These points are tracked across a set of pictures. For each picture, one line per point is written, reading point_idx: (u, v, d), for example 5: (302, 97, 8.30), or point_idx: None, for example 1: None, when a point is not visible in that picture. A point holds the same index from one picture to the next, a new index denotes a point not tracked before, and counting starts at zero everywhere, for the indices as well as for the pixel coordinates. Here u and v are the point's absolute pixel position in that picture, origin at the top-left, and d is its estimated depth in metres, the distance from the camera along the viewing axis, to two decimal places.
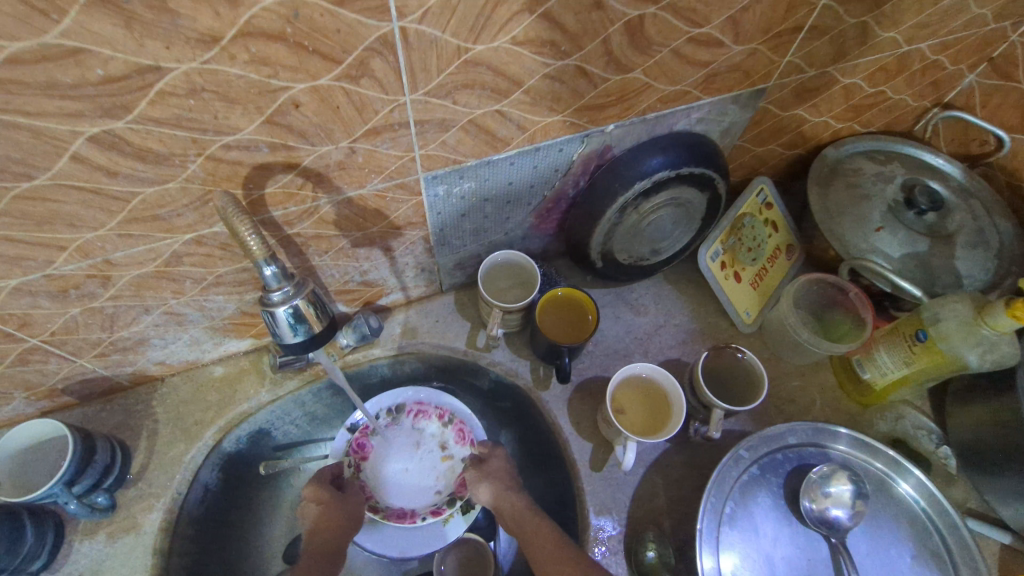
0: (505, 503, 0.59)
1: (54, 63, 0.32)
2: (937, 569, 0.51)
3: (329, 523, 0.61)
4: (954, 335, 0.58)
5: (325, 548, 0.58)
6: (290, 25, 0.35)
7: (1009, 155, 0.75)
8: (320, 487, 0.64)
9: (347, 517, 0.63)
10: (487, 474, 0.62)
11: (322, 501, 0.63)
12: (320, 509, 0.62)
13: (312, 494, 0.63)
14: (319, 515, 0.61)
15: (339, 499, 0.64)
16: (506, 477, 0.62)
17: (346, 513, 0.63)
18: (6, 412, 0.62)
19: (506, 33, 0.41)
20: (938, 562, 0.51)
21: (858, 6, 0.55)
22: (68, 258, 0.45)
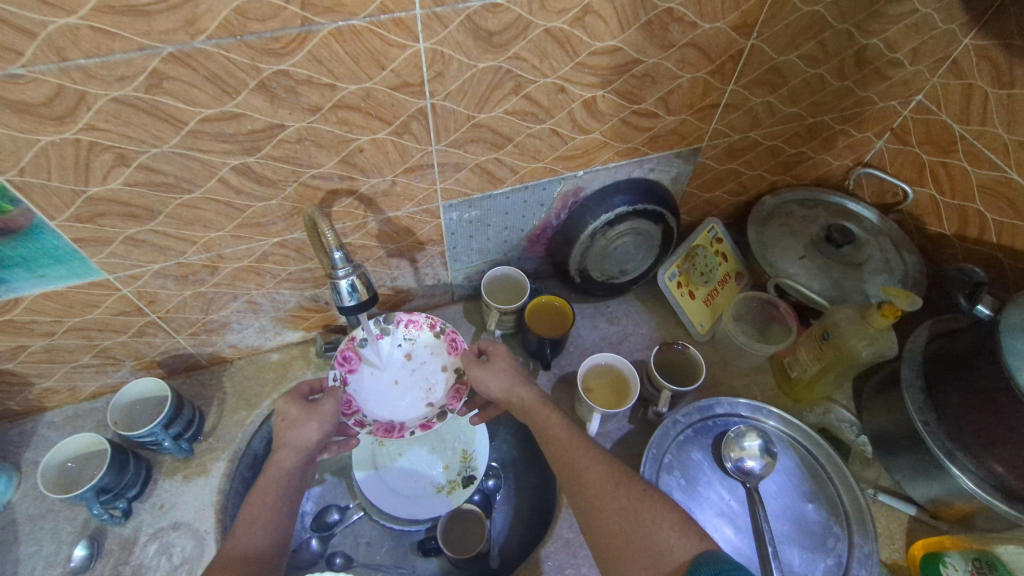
0: (516, 398, 0.69)
1: (224, 121, 0.53)
2: (827, 505, 0.70)
3: (287, 450, 0.64)
4: (852, 335, 0.75)
5: (284, 473, 0.63)
6: (363, 101, 0.56)
7: (913, 203, 0.93)
8: (292, 401, 0.68)
9: (317, 430, 0.67)
10: (498, 372, 0.71)
11: (288, 415, 0.67)
12: (286, 424, 0.66)
13: (282, 409, 0.67)
14: (285, 429, 0.66)
15: (307, 413, 0.67)
16: (514, 376, 0.71)
17: (313, 427, 0.67)
18: (116, 377, 0.80)
19: (501, 106, 0.63)
20: (828, 500, 0.70)
21: (759, 89, 0.76)
22: (196, 251, 0.66)
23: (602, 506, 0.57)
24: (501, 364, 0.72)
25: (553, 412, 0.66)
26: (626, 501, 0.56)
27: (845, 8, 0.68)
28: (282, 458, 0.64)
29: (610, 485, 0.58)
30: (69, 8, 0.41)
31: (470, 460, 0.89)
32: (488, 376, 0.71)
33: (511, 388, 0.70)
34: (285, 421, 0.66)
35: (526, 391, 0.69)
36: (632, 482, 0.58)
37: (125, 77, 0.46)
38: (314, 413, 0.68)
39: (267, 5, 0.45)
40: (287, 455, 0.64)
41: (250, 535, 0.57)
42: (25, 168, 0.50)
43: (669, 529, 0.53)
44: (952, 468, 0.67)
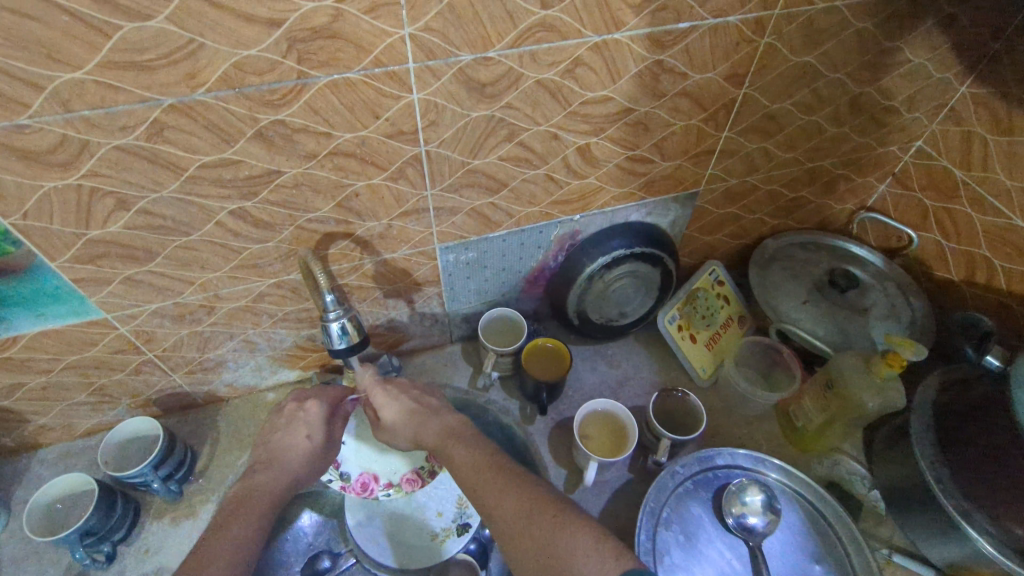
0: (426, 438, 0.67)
1: (223, 167, 0.54)
2: (837, 568, 0.68)
3: (280, 466, 0.67)
4: (857, 384, 0.73)
5: (277, 492, 0.65)
6: (358, 148, 0.57)
7: (918, 248, 0.91)
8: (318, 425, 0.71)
9: (324, 456, 0.72)
10: (398, 421, 0.69)
11: (311, 436, 0.70)
12: (305, 445, 0.69)
13: (307, 429, 0.70)
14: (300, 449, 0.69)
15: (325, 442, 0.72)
16: (406, 421, 0.69)
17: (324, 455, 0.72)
18: (111, 415, 0.80)
19: (494, 153, 0.64)
20: (837, 562, 0.68)
21: (755, 136, 0.77)
22: (193, 291, 0.66)
23: (516, 533, 0.54)
24: (395, 420, 0.69)
25: (459, 447, 0.63)
26: (539, 531, 0.53)
27: (836, 58, 0.69)
28: (276, 478, 0.66)
29: (522, 515, 0.55)
30: (75, 64, 0.43)
31: (465, 506, 0.84)
32: (393, 436, 0.70)
33: (413, 432, 0.68)
34: (302, 428, 0.70)
35: (424, 434, 0.67)
36: (543, 509, 0.55)
37: (127, 127, 0.48)
38: (326, 444, 0.72)
39: (265, 60, 0.47)
40: (280, 476, 0.66)
41: (235, 538, 0.58)
42: (28, 212, 0.51)
43: (584, 552, 0.50)
44: (969, 528, 0.61)
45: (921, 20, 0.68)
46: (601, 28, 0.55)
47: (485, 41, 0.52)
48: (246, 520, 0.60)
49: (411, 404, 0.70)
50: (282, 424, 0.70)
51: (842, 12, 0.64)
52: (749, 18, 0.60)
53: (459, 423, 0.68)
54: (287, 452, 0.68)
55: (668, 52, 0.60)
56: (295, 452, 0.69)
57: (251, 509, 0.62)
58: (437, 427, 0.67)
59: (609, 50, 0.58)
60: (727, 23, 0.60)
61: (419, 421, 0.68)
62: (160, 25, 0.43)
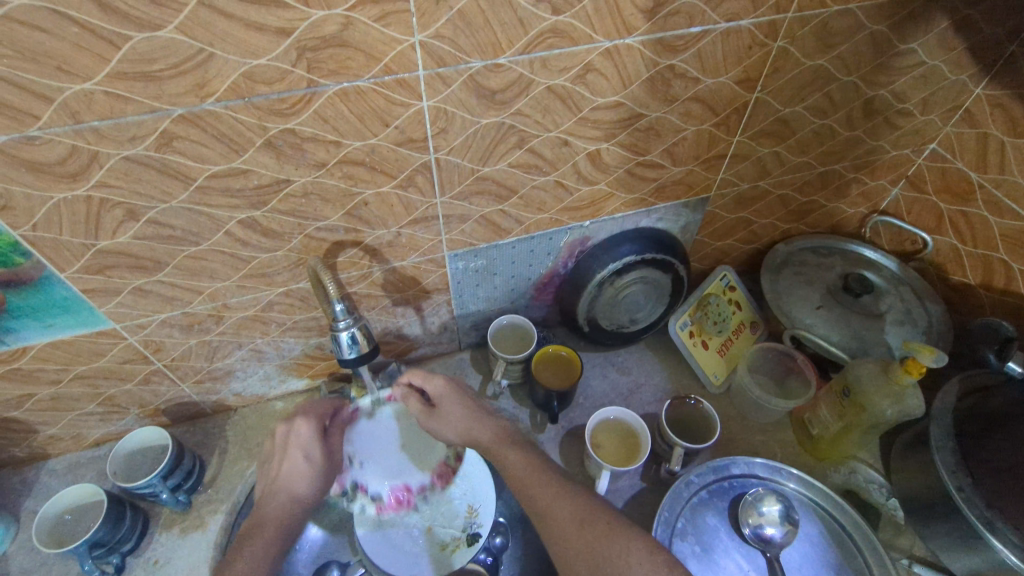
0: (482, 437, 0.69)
1: (232, 177, 0.54)
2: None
3: (284, 492, 0.70)
4: (874, 391, 0.72)
5: (285, 516, 0.69)
6: (368, 157, 0.57)
7: (933, 251, 0.90)
8: (314, 446, 0.73)
9: (325, 475, 0.74)
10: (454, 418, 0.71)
11: (309, 459, 0.72)
12: (303, 468, 0.71)
13: (303, 452, 0.72)
14: (299, 473, 0.71)
15: (324, 462, 0.74)
16: (461, 418, 0.71)
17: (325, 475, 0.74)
18: (120, 425, 0.80)
19: (504, 160, 0.63)
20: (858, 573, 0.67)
21: (767, 140, 0.76)
22: (201, 300, 0.66)
23: (566, 537, 0.55)
24: (448, 410, 0.71)
25: (514, 450, 0.66)
26: (591, 538, 0.54)
27: (849, 61, 0.69)
28: (279, 503, 0.69)
29: (575, 521, 0.56)
30: (84, 75, 0.43)
31: (475, 515, 0.79)
32: (442, 428, 0.70)
33: (466, 428, 0.70)
34: (297, 451, 0.72)
35: (480, 430, 0.69)
36: (594, 518, 0.56)
37: (135, 138, 0.48)
38: (325, 464, 0.74)
39: (275, 69, 0.47)
40: (283, 502, 0.70)
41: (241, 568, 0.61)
42: (38, 224, 0.51)
43: (637, 561, 0.51)
44: (993, 539, 0.58)
45: (936, 22, 0.67)
46: (612, 34, 0.55)
47: (496, 48, 0.52)
48: (252, 549, 0.64)
49: (466, 400, 0.72)
50: (278, 450, 0.72)
51: (856, 15, 0.63)
52: (762, 21, 0.60)
53: (506, 426, 0.71)
54: (287, 480, 0.71)
55: (680, 56, 0.59)
56: (294, 477, 0.71)
57: (259, 538, 0.65)
58: (494, 429, 0.69)
59: (621, 56, 0.57)
60: (740, 27, 0.59)
61: (476, 420, 0.70)
62: (169, 36, 0.42)
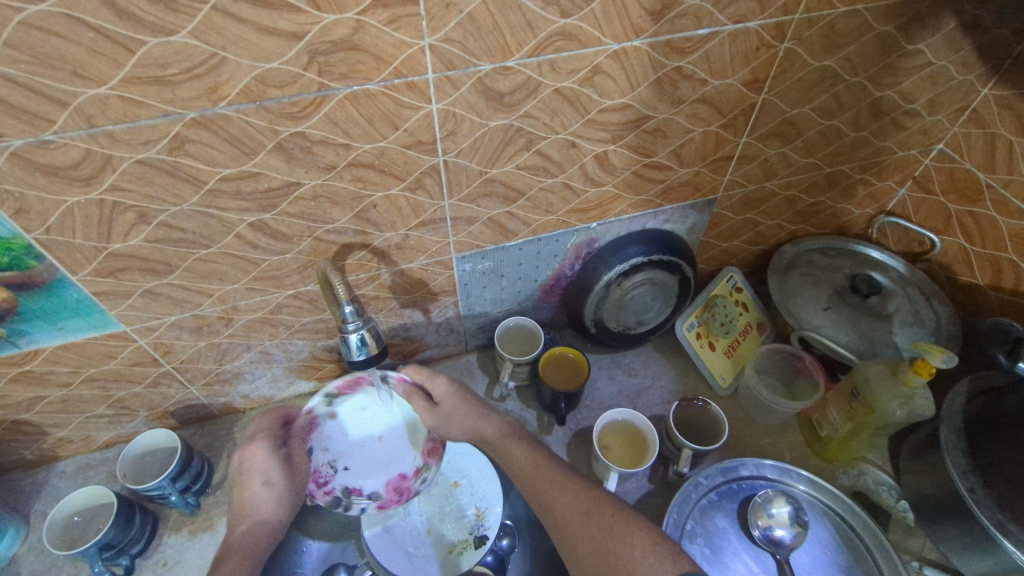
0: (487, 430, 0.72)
1: (243, 180, 0.54)
2: None
3: (252, 517, 0.66)
4: (883, 392, 0.72)
5: (252, 541, 0.65)
6: (377, 159, 0.57)
7: (940, 252, 0.89)
8: (271, 468, 0.69)
9: (293, 493, 0.70)
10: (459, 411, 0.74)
11: (268, 481, 0.68)
12: (266, 489, 0.67)
13: (261, 475, 0.68)
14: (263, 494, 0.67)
15: (286, 482, 0.69)
16: (464, 415, 0.74)
17: (293, 493, 0.70)
18: (129, 428, 0.80)
19: (512, 162, 0.63)
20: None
21: (774, 142, 0.76)
22: (212, 303, 0.66)
23: (574, 531, 0.56)
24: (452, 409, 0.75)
25: (520, 444, 0.69)
26: (596, 530, 0.54)
27: (856, 63, 0.69)
28: (245, 532, 0.65)
29: (580, 514, 0.57)
30: (99, 80, 0.43)
31: (483, 518, 0.79)
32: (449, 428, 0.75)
33: (471, 427, 0.73)
34: (255, 475, 0.68)
35: (486, 427, 0.72)
36: (601, 507, 0.57)
37: (149, 141, 0.48)
38: (288, 482, 0.70)
39: (286, 72, 0.47)
40: (251, 528, 0.65)
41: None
42: (52, 227, 0.52)
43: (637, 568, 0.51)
44: (1004, 541, 0.58)
45: (943, 22, 0.67)
46: (620, 36, 0.55)
47: (504, 50, 0.52)
48: None
49: (470, 399, 0.76)
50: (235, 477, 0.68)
51: (863, 16, 0.63)
52: (769, 23, 0.60)
53: (514, 423, 0.74)
54: (252, 507, 0.66)
55: (687, 58, 0.60)
56: (257, 503, 0.67)
57: (227, 563, 0.61)
58: (497, 426, 0.72)
59: (628, 57, 0.57)
60: (748, 28, 0.59)
61: (481, 416, 0.74)
62: (183, 40, 0.43)
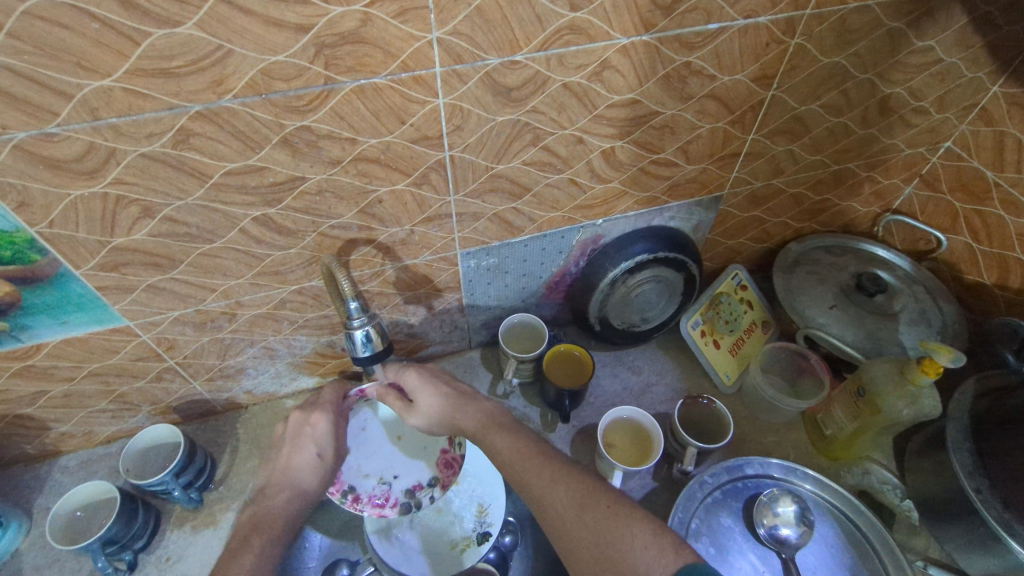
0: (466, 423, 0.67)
1: (248, 174, 0.54)
2: None
3: (291, 485, 0.67)
4: (888, 391, 0.72)
5: (293, 507, 0.66)
6: (383, 154, 0.57)
7: (947, 251, 0.89)
8: (326, 442, 0.72)
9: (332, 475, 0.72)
10: (432, 405, 0.69)
11: (322, 454, 0.71)
12: (317, 463, 0.70)
13: (318, 448, 0.71)
14: (314, 467, 0.69)
15: (336, 460, 0.72)
16: (439, 409, 0.69)
17: (334, 472, 0.72)
18: (132, 423, 0.80)
19: (519, 157, 0.63)
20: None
21: (781, 139, 0.76)
22: (215, 298, 0.66)
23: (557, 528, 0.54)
24: (426, 403, 0.70)
25: (502, 434, 0.64)
26: (589, 528, 0.53)
27: (865, 59, 0.68)
28: (281, 498, 0.66)
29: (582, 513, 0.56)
30: (103, 72, 0.43)
31: (485, 514, 0.79)
32: (428, 422, 0.70)
33: (448, 420, 0.69)
34: (310, 444, 0.70)
35: (463, 417, 0.67)
36: (596, 500, 0.55)
37: (153, 134, 0.48)
38: (336, 458, 0.73)
39: (292, 66, 0.47)
40: (286, 496, 0.66)
41: (249, 565, 0.58)
42: (55, 220, 0.51)
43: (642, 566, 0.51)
44: (1011, 542, 0.57)
45: (954, 19, 0.66)
46: (629, 30, 0.54)
47: (513, 44, 0.51)
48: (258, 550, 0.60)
49: (446, 390, 0.70)
50: (290, 438, 0.70)
51: (874, 12, 0.63)
52: (780, 18, 0.59)
53: (496, 409, 0.69)
54: (298, 476, 0.68)
55: (696, 53, 0.59)
56: (302, 472, 0.69)
57: (267, 533, 0.62)
58: (476, 413, 0.67)
59: (637, 53, 0.56)
60: (758, 23, 0.59)
61: (457, 405, 0.69)
62: (189, 32, 0.42)
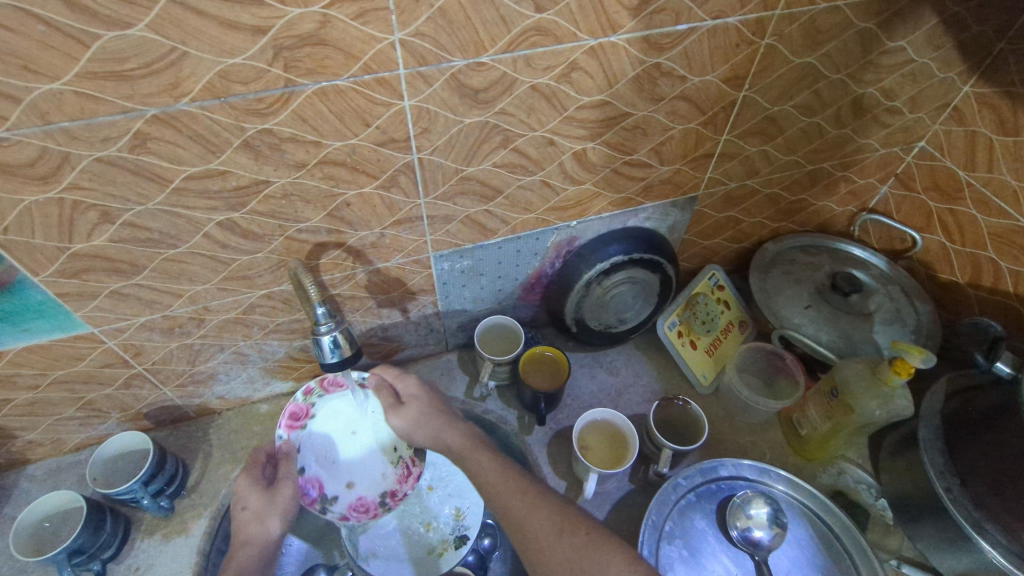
0: (445, 441, 0.68)
1: (210, 178, 0.53)
2: None
3: (244, 542, 0.63)
4: (863, 391, 0.72)
5: (252, 560, 0.62)
6: (349, 157, 0.56)
7: (921, 250, 0.90)
8: (248, 493, 0.66)
9: (281, 514, 0.66)
10: (419, 417, 0.71)
11: (248, 504, 0.65)
12: (247, 512, 0.65)
13: (241, 502, 0.66)
14: (247, 517, 0.65)
15: (269, 500, 0.66)
16: (423, 422, 0.70)
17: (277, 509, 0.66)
18: (101, 430, 0.79)
19: (489, 159, 0.62)
20: None
21: (755, 139, 0.76)
22: (181, 303, 0.64)
23: None
24: (415, 410, 0.72)
25: (481, 454, 0.65)
26: None
27: (837, 59, 0.68)
28: (241, 555, 0.62)
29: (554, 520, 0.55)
30: (52, 75, 0.41)
31: (462, 517, 0.79)
32: (410, 427, 0.71)
33: (430, 430, 0.70)
34: (238, 504, 0.66)
35: (447, 433, 0.68)
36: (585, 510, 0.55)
37: (109, 138, 0.47)
38: (271, 501, 0.67)
39: (250, 68, 0.46)
40: (246, 551, 0.63)
41: None
42: (9, 227, 0.50)
43: (612, 571, 0.51)
44: (981, 541, 0.59)
45: (925, 20, 0.66)
46: (597, 31, 0.54)
47: (478, 46, 0.51)
48: None
49: (433, 403, 0.73)
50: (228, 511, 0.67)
51: (844, 13, 0.63)
52: (749, 18, 0.59)
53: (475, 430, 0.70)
54: (240, 532, 0.64)
55: (666, 54, 0.59)
56: (245, 526, 0.64)
57: None
58: (459, 431, 0.69)
59: (606, 54, 0.56)
60: (727, 24, 0.58)
61: (442, 422, 0.70)
62: (141, 34, 0.41)
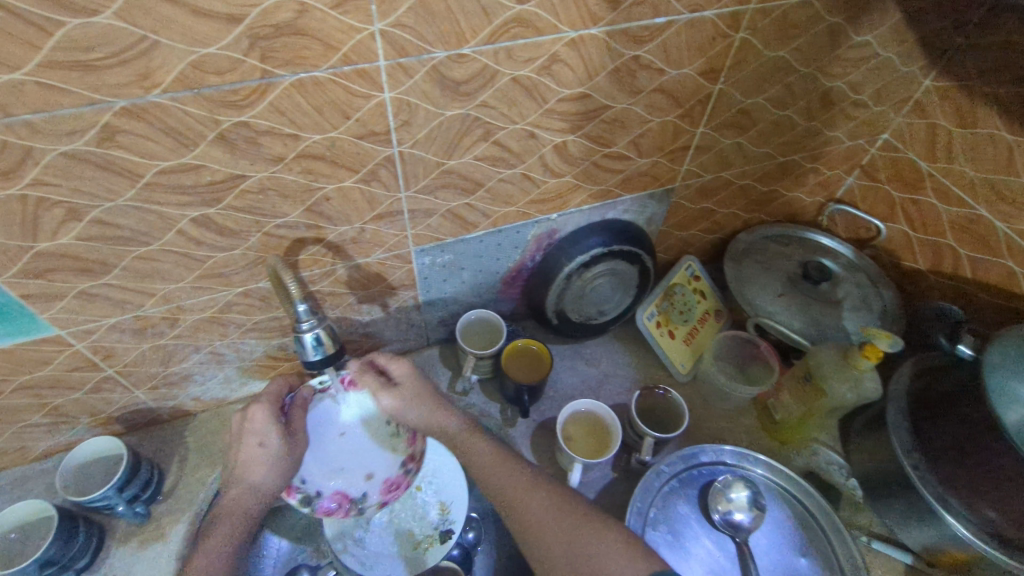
0: (437, 424, 0.71)
1: (183, 173, 0.51)
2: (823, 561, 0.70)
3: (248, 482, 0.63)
4: (834, 375, 0.75)
5: (251, 501, 0.63)
6: (328, 150, 0.55)
7: (886, 238, 0.93)
8: (269, 430, 0.63)
9: (292, 460, 0.66)
10: (414, 401, 0.72)
11: (263, 442, 0.63)
12: (262, 451, 0.63)
13: (257, 436, 0.63)
14: (261, 455, 0.63)
15: (287, 440, 0.65)
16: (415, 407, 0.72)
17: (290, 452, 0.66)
18: (69, 436, 0.76)
19: (470, 152, 0.62)
20: (823, 555, 0.70)
21: (729, 132, 0.77)
22: (154, 303, 0.62)
23: None
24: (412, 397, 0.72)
25: (478, 440, 0.69)
26: None
27: (807, 53, 0.70)
28: (241, 494, 0.63)
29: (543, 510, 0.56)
30: (14, 64, 0.39)
31: (447, 511, 0.78)
32: (401, 410, 0.72)
33: (424, 415, 0.72)
34: (251, 437, 0.63)
35: (443, 418, 0.71)
36: None
37: (75, 132, 0.45)
38: (288, 445, 0.65)
39: (226, 59, 0.44)
40: (245, 492, 0.63)
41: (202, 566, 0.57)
42: None
43: None
44: (946, 514, 0.62)
45: (890, 15, 0.69)
46: (577, 23, 0.54)
47: (459, 37, 0.50)
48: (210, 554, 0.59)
49: (426, 386, 0.74)
50: (235, 438, 0.64)
51: (814, 8, 0.65)
52: (725, 12, 0.60)
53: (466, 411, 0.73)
54: (246, 470, 0.63)
55: (645, 47, 0.59)
56: (254, 465, 0.63)
57: (218, 532, 0.61)
58: (453, 416, 0.72)
59: (586, 46, 0.56)
60: (704, 17, 0.59)
61: (434, 408, 0.72)
62: (109, 22, 0.39)
